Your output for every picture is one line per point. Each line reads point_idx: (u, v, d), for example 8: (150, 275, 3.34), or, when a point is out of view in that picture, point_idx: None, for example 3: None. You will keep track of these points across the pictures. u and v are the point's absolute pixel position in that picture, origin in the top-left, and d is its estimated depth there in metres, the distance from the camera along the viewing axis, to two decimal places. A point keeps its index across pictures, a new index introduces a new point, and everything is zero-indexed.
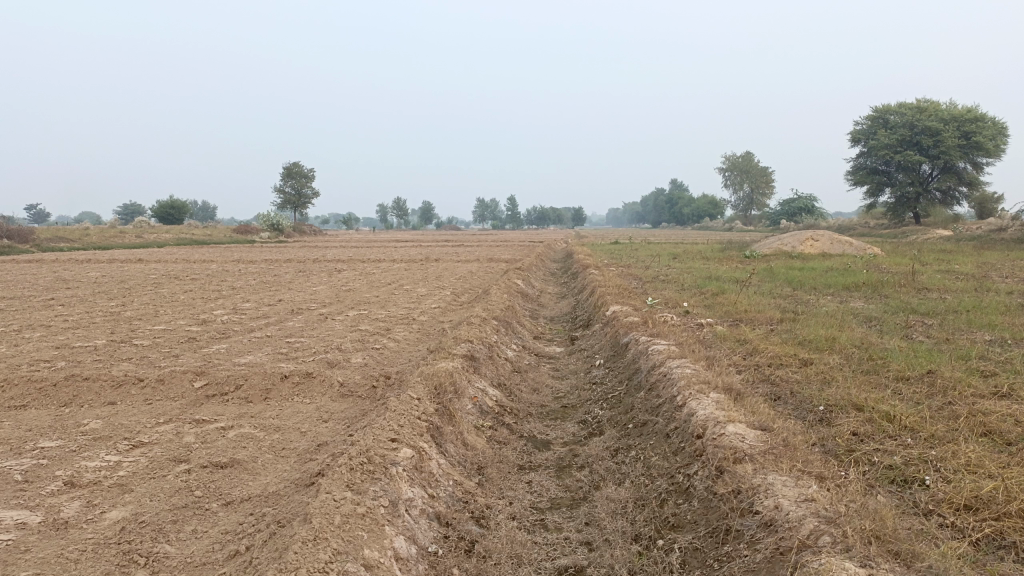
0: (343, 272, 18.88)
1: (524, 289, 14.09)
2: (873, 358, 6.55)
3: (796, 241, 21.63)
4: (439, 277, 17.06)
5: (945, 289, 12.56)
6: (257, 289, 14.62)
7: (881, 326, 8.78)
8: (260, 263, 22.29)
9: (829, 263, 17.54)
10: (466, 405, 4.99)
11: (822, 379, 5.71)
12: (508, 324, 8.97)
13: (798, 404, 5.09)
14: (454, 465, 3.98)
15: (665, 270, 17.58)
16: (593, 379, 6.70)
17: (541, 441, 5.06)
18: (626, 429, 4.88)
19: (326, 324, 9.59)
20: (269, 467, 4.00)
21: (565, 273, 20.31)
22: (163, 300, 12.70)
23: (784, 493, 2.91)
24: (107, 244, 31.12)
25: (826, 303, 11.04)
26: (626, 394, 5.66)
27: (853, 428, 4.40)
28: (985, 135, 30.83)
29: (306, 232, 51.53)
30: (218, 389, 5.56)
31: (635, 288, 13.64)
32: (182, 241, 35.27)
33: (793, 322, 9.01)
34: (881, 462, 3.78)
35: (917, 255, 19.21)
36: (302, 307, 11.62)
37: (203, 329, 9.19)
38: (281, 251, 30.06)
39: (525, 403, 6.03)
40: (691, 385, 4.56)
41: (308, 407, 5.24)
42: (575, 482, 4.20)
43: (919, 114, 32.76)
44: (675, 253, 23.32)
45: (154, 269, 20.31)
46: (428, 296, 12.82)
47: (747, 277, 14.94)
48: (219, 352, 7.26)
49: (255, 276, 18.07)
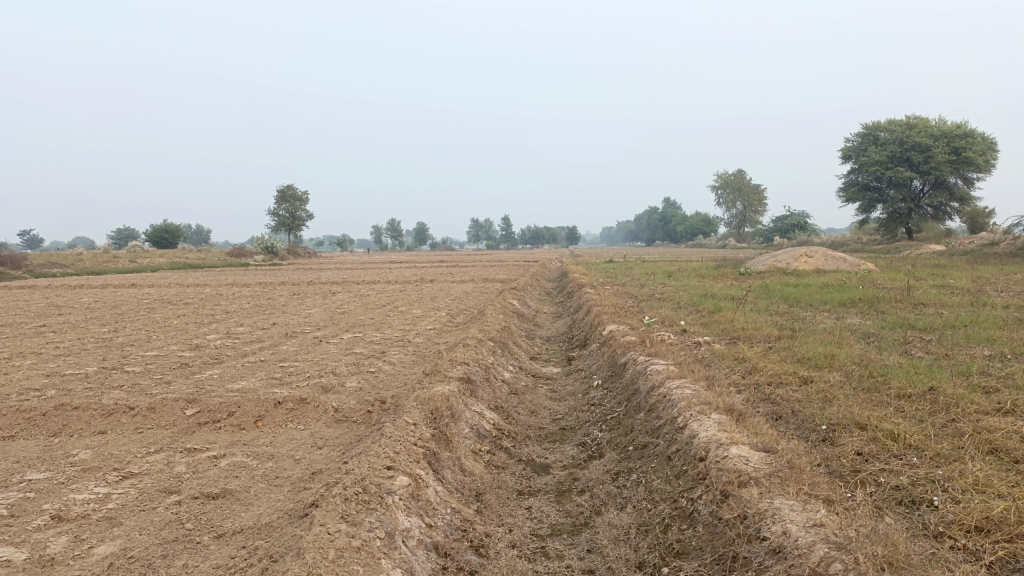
0: (337, 295, 18.79)
1: (520, 309, 14.04)
2: (873, 375, 6.49)
3: (791, 257, 21.66)
4: (434, 298, 17.01)
5: (941, 304, 12.53)
6: (251, 313, 14.52)
7: (880, 342, 8.74)
8: (254, 287, 22.20)
9: (824, 279, 17.54)
10: (463, 429, 4.90)
11: (823, 398, 5.65)
12: (505, 345, 8.90)
13: (801, 423, 5.02)
14: (451, 492, 3.88)
15: (661, 288, 17.56)
16: (591, 400, 6.62)
17: (540, 465, 4.97)
18: (626, 452, 4.80)
19: (321, 347, 9.50)
20: (262, 498, 3.91)
21: (561, 292, 20.26)
22: (155, 326, 12.59)
23: (792, 518, 2.83)
24: (101, 269, 31.01)
25: (823, 320, 11.00)
26: (625, 415, 5.57)
27: (857, 447, 4.33)
28: (975, 150, 31.01)
29: (300, 254, 51.43)
30: (210, 417, 5.47)
31: (631, 307, 13.59)
32: (176, 265, 35.19)
33: (791, 339, 8.96)
34: (888, 483, 3.70)
35: (911, 270, 19.24)
36: (297, 330, 11.53)
37: (196, 355, 9.09)
38: (275, 274, 29.96)
39: (523, 425, 5.94)
40: (692, 406, 4.48)
41: (302, 434, 5.14)
42: (575, 507, 4.11)
43: (909, 130, 32.99)
44: (670, 271, 23.32)
45: (147, 294, 20.19)
46: (423, 318, 12.76)
47: (743, 295, 14.93)
48: (212, 378, 7.16)
49: (250, 300, 17.98)
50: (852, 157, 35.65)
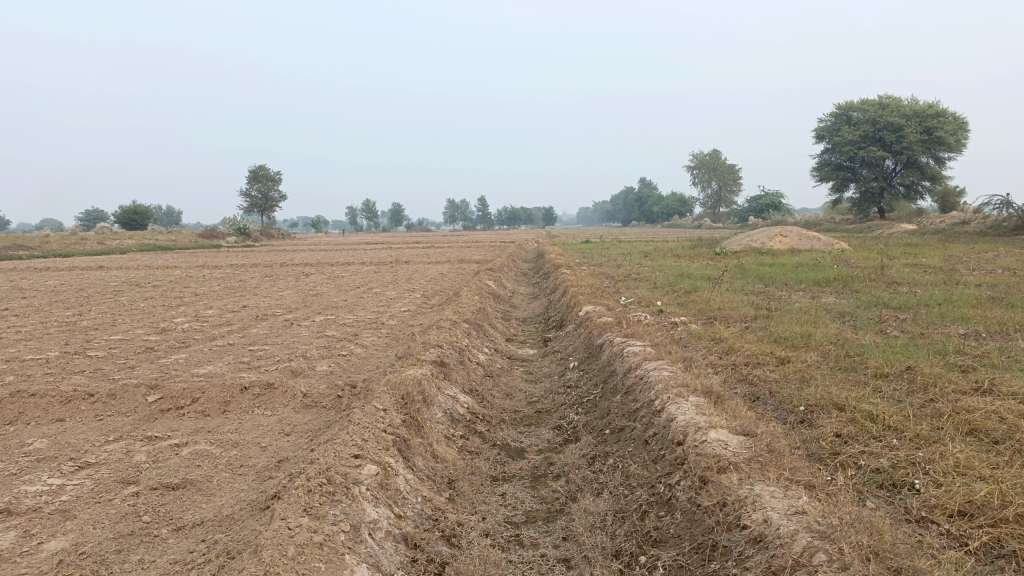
0: (310, 276, 18.53)
1: (496, 289, 13.90)
2: (850, 354, 6.45)
3: (766, 237, 21.71)
4: (409, 279, 16.80)
5: (914, 283, 12.61)
6: (221, 295, 14.24)
7: (855, 321, 8.73)
8: (225, 268, 21.80)
9: (800, 259, 17.57)
10: (435, 414, 4.77)
11: (801, 378, 5.59)
12: (480, 326, 8.77)
13: (778, 405, 4.95)
14: (422, 479, 3.75)
15: (637, 268, 17.50)
16: (567, 383, 6.51)
17: (514, 449, 4.86)
18: (603, 435, 4.70)
19: (292, 330, 9.30)
20: (225, 489, 3.75)
21: (537, 273, 20.16)
22: (122, 309, 12.28)
23: (773, 505, 2.73)
24: (68, 251, 30.32)
25: (798, 299, 11.00)
26: (602, 398, 5.47)
27: (836, 430, 4.26)
28: (947, 130, 31.23)
29: (274, 235, 50.81)
30: (173, 403, 5.28)
31: (607, 287, 13.52)
32: (146, 247, 34.51)
33: (767, 318, 8.93)
34: (868, 466, 3.63)
35: (883, 249, 19.36)
36: (268, 313, 11.29)
37: (163, 338, 8.84)
38: (249, 255, 29.55)
39: (497, 408, 5.82)
40: (669, 388, 4.38)
41: (269, 420, 4.98)
42: (551, 493, 4.00)
43: (882, 110, 33.17)
44: (645, 251, 23.26)
45: (115, 276, 19.74)
46: (398, 299, 12.58)
47: (719, 275, 14.91)
48: (178, 363, 6.95)
49: (220, 281, 17.66)
50: (825, 137, 35.77)
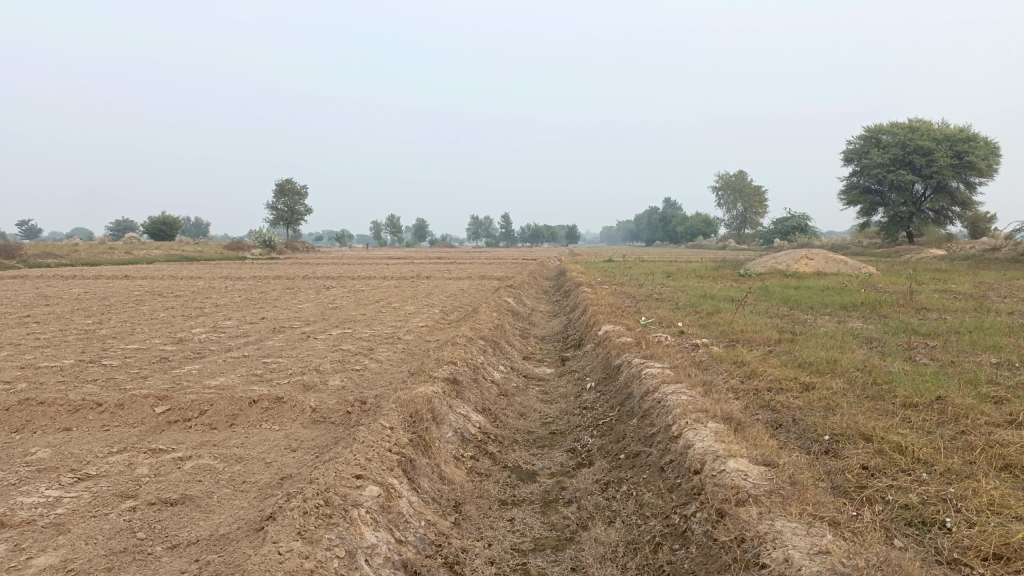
0: (331, 290, 18.54)
1: (515, 307, 13.77)
2: (877, 382, 6.23)
3: (791, 259, 21.40)
4: (429, 294, 16.73)
5: (944, 309, 12.29)
6: (241, 307, 14.26)
7: (882, 348, 8.47)
8: (248, 280, 21.91)
9: (826, 282, 17.26)
10: (445, 434, 4.63)
11: (826, 405, 5.38)
12: (497, 344, 8.64)
13: (802, 433, 4.75)
14: (427, 502, 3.61)
15: (659, 289, 17.28)
16: (583, 404, 6.35)
17: (526, 472, 4.71)
18: (617, 460, 4.54)
19: (307, 343, 9.23)
20: (224, 506, 3.64)
21: (558, 291, 20.02)
22: (142, 318, 12.31)
23: (794, 543, 2.56)
24: (96, 260, 30.70)
25: (824, 323, 10.75)
26: (618, 421, 5.30)
27: (863, 461, 4.06)
28: (978, 155, 30.72)
29: (299, 248, 51.16)
30: (180, 415, 5.19)
31: (628, 306, 13.34)
32: (172, 257, 34.90)
33: (791, 342, 8.70)
34: (896, 501, 3.44)
35: (911, 274, 18.99)
36: (285, 325, 11.25)
37: (179, 349, 8.80)
38: (272, 267, 29.77)
39: (510, 429, 5.67)
40: (687, 413, 4.21)
41: (276, 435, 4.87)
42: (561, 520, 3.84)
43: (911, 133, 32.76)
44: (668, 272, 23.03)
45: (138, 286, 19.89)
46: (416, 315, 12.48)
47: (742, 297, 14.65)
48: (190, 374, 6.89)
49: (242, 293, 17.72)
50: (853, 160, 35.37)
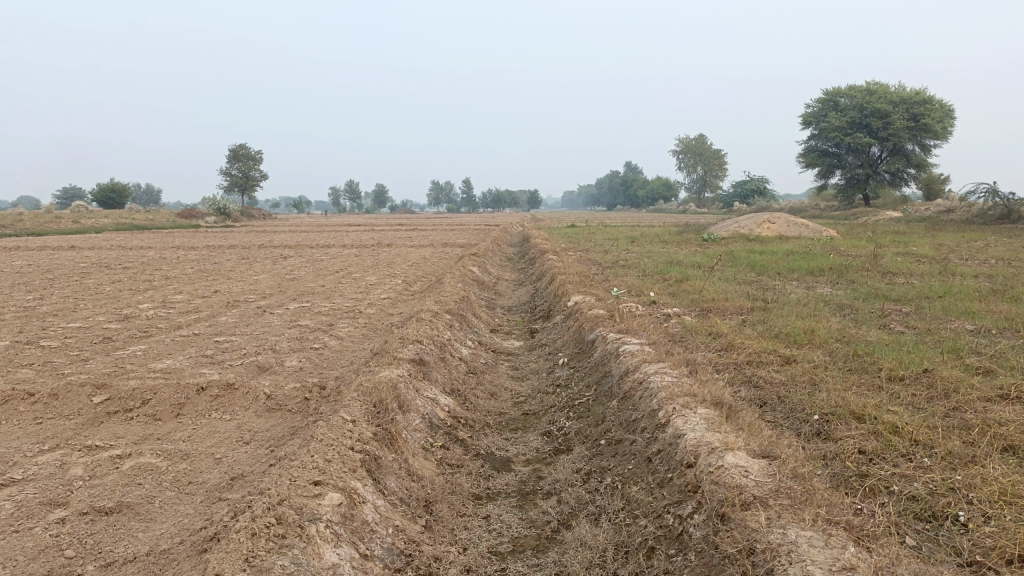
0: (289, 260, 17.95)
1: (480, 276, 13.38)
2: (858, 353, 6.03)
3: (754, 223, 21.33)
4: (390, 263, 16.23)
5: (910, 273, 12.25)
6: (194, 279, 13.63)
7: (855, 316, 8.30)
8: (202, 250, 21.13)
9: (790, 247, 17.17)
10: (412, 422, 4.28)
11: (811, 381, 5.15)
12: (463, 317, 8.27)
13: (790, 413, 4.51)
14: (395, 505, 3.26)
15: (624, 255, 17.00)
16: (556, 381, 6.06)
17: (500, 460, 4.40)
18: (598, 446, 4.25)
19: (263, 319, 8.76)
20: (167, 515, 3.26)
21: (522, 257, 19.71)
22: (86, 293, 11.66)
23: (810, 556, 2.28)
24: (42, 230, 29.42)
25: (794, 290, 10.60)
26: (595, 402, 5.01)
27: (859, 445, 3.82)
28: (934, 118, 30.90)
29: (255, 215, 49.97)
30: (121, 406, 4.75)
31: (595, 274, 13.08)
32: (122, 226, 33.70)
33: (764, 311, 8.51)
34: (903, 493, 3.21)
35: (872, 237, 19.00)
36: (240, 299, 10.72)
37: (125, 327, 8.26)
38: (229, 235, 28.91)
39: (481, 411, 5.35)
40: (674, 397, 3.91)
41: (227, 427, 4.47)
42: (540, 515, 3.55)
43: (869, 96, 32.83)
44: (631, 237, 22.78)
45: (86, 257, 19.03)
46: (377, 286, 12.04)
47: (709, 263, 14.48)
48: (135, 357, 6.41)
49: (195, 264, 17.05)
50: (812, 123, 35.36)
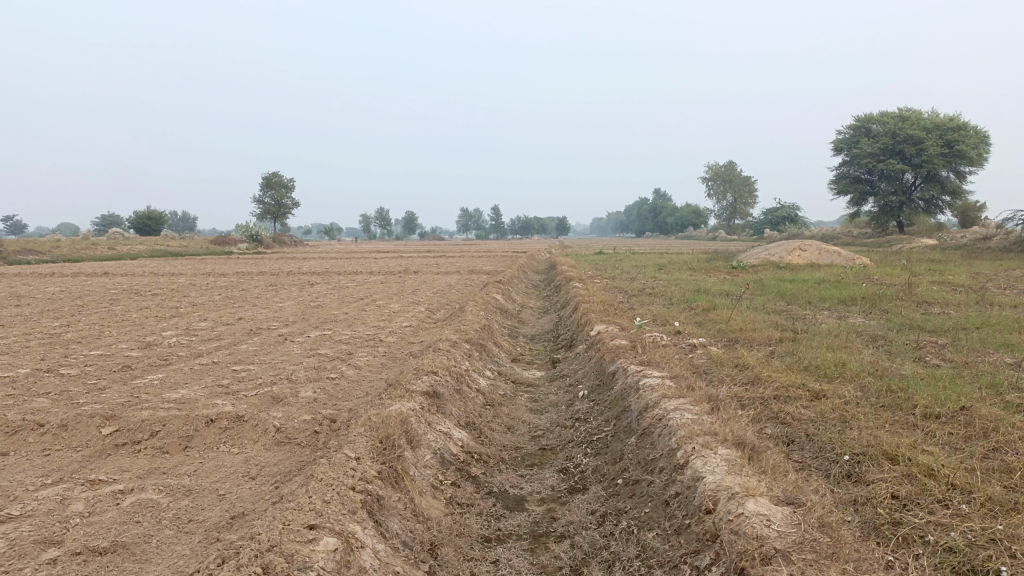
0: (316, 287, 17.98)
1: (503, 304, 13.27)
2: (891, 388, 5.77)
3: (784, 250, 20.99)
4: (415, 291, 16.19)
5: (946, 303, 11.88)
6: (219, 306, 13.67)
7: (889, 348, 8.02)
8: (231, 277, 21.32)
9: (822, 275, 16.83)
10: (421, 459, 4.14)
11: (841, 418, 4.91)
12: (483, 347, 8.13)
13: (818, 453, 4.29)
14: (397, 550, 3.12)
15: (651, 283, 16.80)
16: (575, 415, 5.88)
17: (513, 498, 4.23)
18: (615, 486, 4.06)
19: (283, 347, 8.70)
20: (163, 555, 3.14)
21: (548, 285, 19.58)
22: (112, 320, 11.72)
23: None
24: (78, 257, 29.97)
25: (824, 320, 10.31)
26: (614, 439, 4.83)
27: (892, 490, 3.60)
28: (969, 144, 30.35)
29: (286, 242, 50.49)
30: (129, 438, 4.67)
31: (620, 303, 12.88)
32: (156, 253, 34.19)
33: (793, 342, 8.26)
34: (939, 543, 2.99)
35: (906, 266, 18.56)
36: (262, 327, 10.70)
37: (145, 355, 8.24)
38: (259, 262, 29.20)
39: (497, 445, 5.19)
40: (694, 437, 3.72)
41: (234, 461, 4.37)
42: (552, 560, 3.37)
43: (902, 122, 32.39)
44: (659, 264, 22.54)
45: (117, 283, 19.27)
46: (400, 314, 11.96)
47: (737, 291, 14.21)
48: (150, 386, 6.36)
49: (222, 291, 17.15)
50: (844, 150, 34.91)
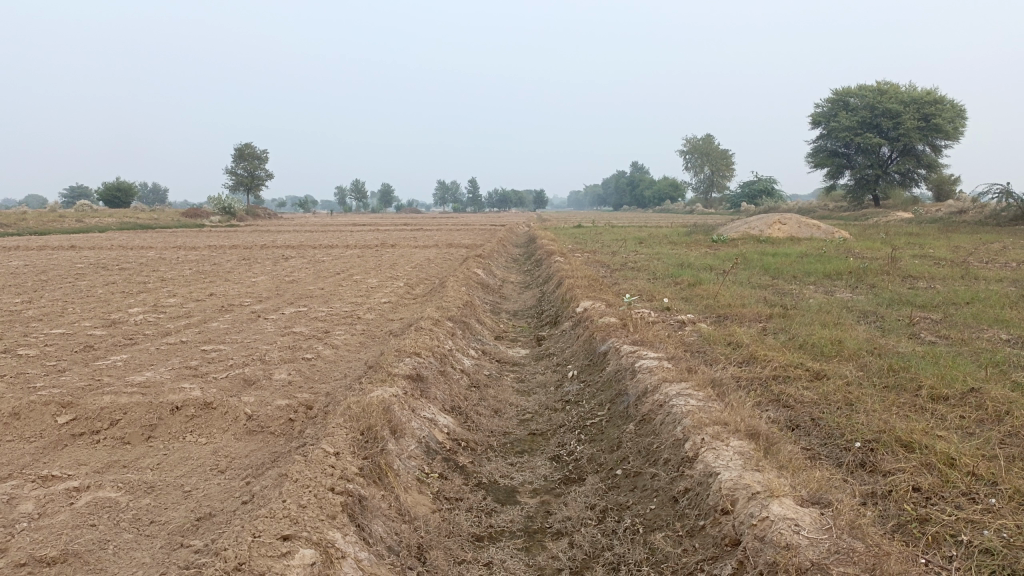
0: (291, 260, 17.54)
1: (484, 278, 12.94)
2: (893, 367, 5.55)
3: (764, 224, 20.82)
4: (392, 265, 15.79)
5: (931, 277, 11.74)
6: (190, 281, 13.21)
7: (881, 325, 7.81)
8: (203, 250, 20.75)
9: (803, 248, 16.69)
10: (406, 450, 3.84)
11: (847, 401, 4.67)
12: (466, 324, 7.80)
13: (826, 440, 4.05)
14: (382, 557, 2.81)
15: (632, 257, 16.56)
16: (566, 397, 5.61)
17: (504, 490, 3.94)
18: (614, 478, 3.79)
19: (256, 325, 8.31)
20: (122, 564, 2.81)
21: (528, 259, 19.26)
22: (76, 296, 11.23)
23: None
24: (44, 229, 29.11)
25: (812, 295, 10.11)
26: (609, 425, 4.56)
27: (913, 481, 3.36)
28: (945, 117, 30.32)
29: (261, 215, 49.58)
30: (87, 428, 4.31)
31: (603, 277, 12.61)
32: (126, 225, 33.36)
33: (784, 317, 8.04)
34: (974, 543, 2.75)
35: (886, 239, 18.48)
36: (235, 303, 10.29)
37: (109, 334, 7.82)
38: (233, 235, 28.62)
39: (484, 431, 4.89)
40: (703, 426, 3.44)
41: (202, 453, 4.03)
42: (550, 561, 3.09)
43: (879, 96, 32.25)
44: (639, 238, 22.30)
45: (84, 257, 18.68)
46: (378, 289, 11.59)
47: (722, 265, 13.99)
48: (114, 368, 5.97)
49: (194, 265, 16.64)
50: (821, 123, 34.75)
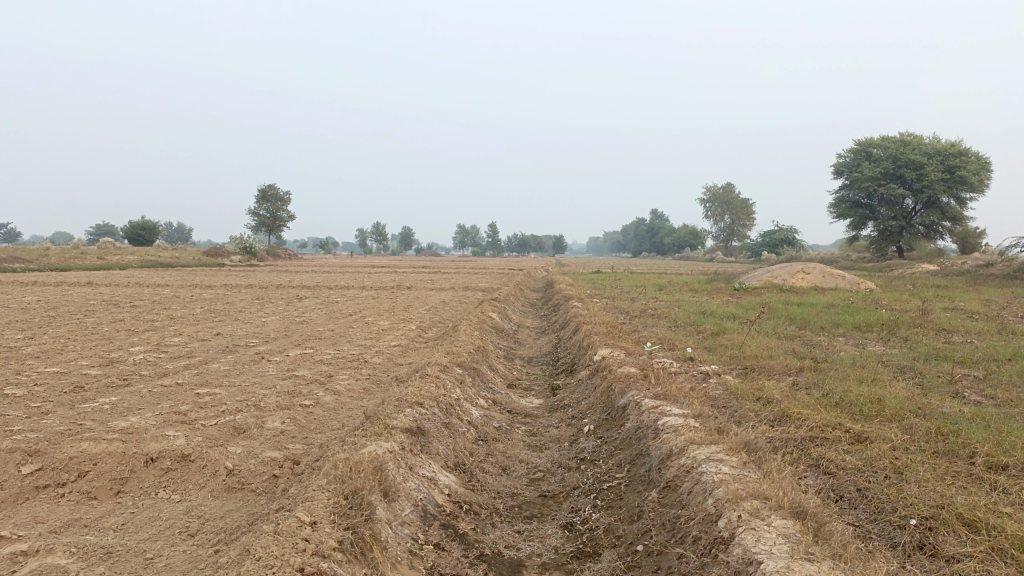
0: (304, 301, 17.23)
1: (499, 323, 12.53)
2: (941, 430, 5.04)
3: (787, 273, 20.32)
4: (406, 307, 15.43)
5: (966, 331, 11.18)
6: (200, 320, 12.91)
7: (920, 381, 7.29)
8: (218, 289, 20.53)
9: (829, 298, 16.20)
10: (398, 516, 3.41)
11: (894, 468, 4.19)
12: (476, 371, 7.38)
13: (876, 516, 3.57)
14: None
15: (652, 303, 16.11)
16: (581, 455, 5.15)
17: (510, 564, 3.48)
18: (636, 555, 3.32)
19: (258, 367, 7.93)
20: None
21: (546, 304, 18.86)
22: (81, 333, 10.94)
23: None
24: (65, 266, 29.18)
25: (842, 347, 9.60)
26: (629, 491, 4.11)
27: (985, 570, 2.88)
28: (969, 170, 29.83)
29: (281, 256, 49.68)
30: (52, 479, 3.92)
31: (622, 325, 12.17)
32: (146, 263, 33.41)
33: (814, 371, 7.56)
34: None
35: (914, 291, 17.91)
36: (240, 344, 9.92)
37: (104, 373, 7.46)
38: (251, 275, 28.49)
39: (490, 492, 4.44)
40: (738, 500, 3.00)
41: (172, 512, 3.62)
42: None
43: (902, 146, 31.85)
44: (659, 285, 21.87)
45: (99, 294, 18.49)
46: (390, 332, 11.20)
47: (745, 314, 13.50)
48: (99, 412, 5.59)
49: (207, 303, 16.39)
50: (843, 173, 34.34)
